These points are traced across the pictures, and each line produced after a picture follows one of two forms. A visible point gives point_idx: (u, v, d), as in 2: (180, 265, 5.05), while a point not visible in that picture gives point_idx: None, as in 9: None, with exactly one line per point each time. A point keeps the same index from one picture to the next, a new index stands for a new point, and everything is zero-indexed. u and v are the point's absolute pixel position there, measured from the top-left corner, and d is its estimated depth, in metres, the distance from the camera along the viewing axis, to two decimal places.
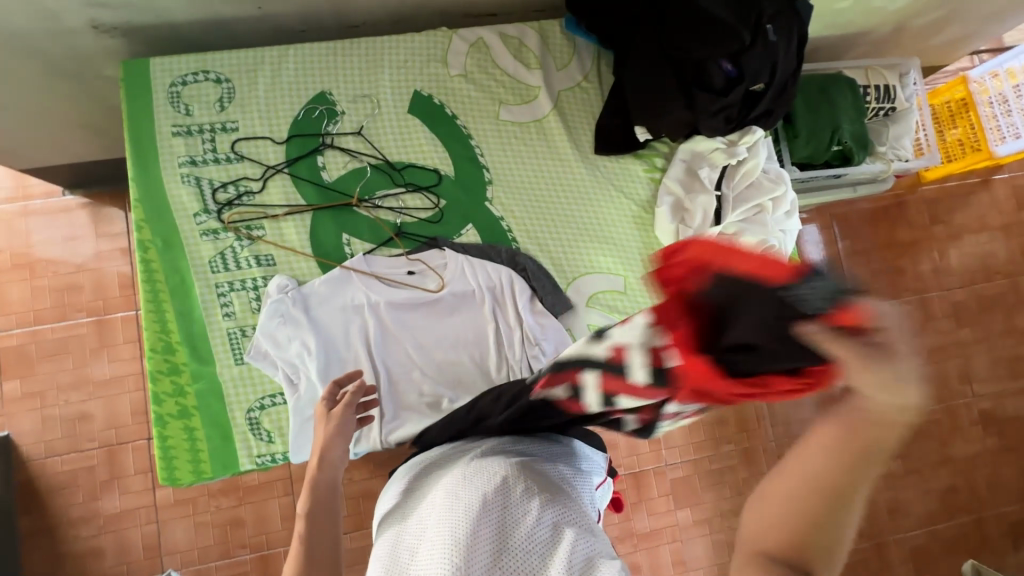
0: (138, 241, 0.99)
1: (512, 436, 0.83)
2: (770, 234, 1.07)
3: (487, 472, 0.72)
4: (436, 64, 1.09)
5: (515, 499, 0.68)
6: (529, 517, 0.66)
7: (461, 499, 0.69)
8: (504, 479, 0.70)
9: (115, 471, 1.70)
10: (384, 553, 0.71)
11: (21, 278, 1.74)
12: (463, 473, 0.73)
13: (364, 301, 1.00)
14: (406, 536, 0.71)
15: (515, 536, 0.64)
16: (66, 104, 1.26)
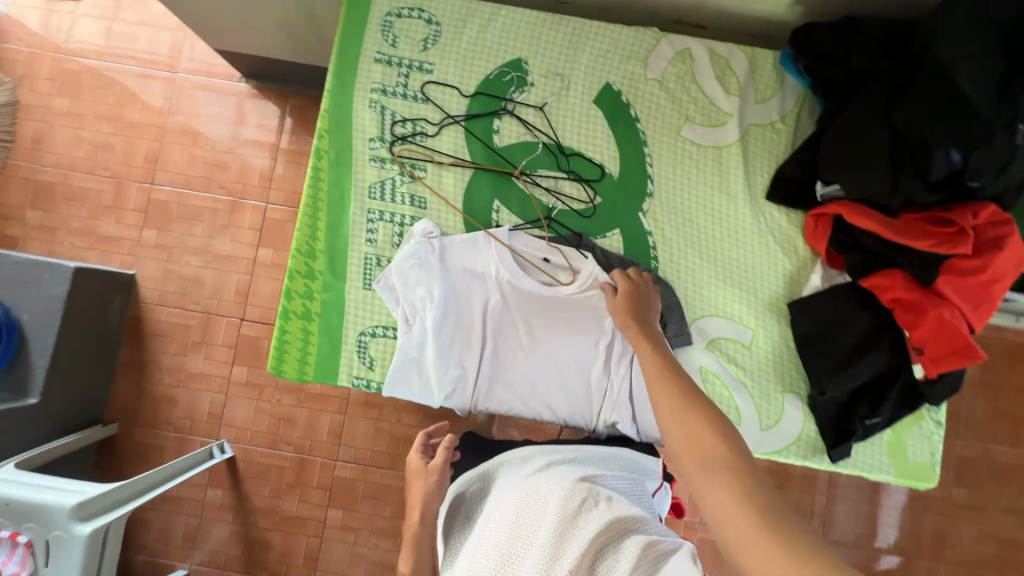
0: (315, 148, 1.05)
1: (564, 454, 0.90)
2: None
3: (542, 484, 0.79)
4: (635, 61, 1.07)
5: (573, 500, 0.74)
6: (588, 511, 0.72)
7: (526, 498, 0.76)
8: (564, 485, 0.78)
9: (206, 337, 1.86)
10: (464, 550, 0.75)
11: (184, 143, 1.92)
12: (524, 478, 0.81)
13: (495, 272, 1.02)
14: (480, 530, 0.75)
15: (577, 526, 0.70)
16: (280, 3, 1.36)
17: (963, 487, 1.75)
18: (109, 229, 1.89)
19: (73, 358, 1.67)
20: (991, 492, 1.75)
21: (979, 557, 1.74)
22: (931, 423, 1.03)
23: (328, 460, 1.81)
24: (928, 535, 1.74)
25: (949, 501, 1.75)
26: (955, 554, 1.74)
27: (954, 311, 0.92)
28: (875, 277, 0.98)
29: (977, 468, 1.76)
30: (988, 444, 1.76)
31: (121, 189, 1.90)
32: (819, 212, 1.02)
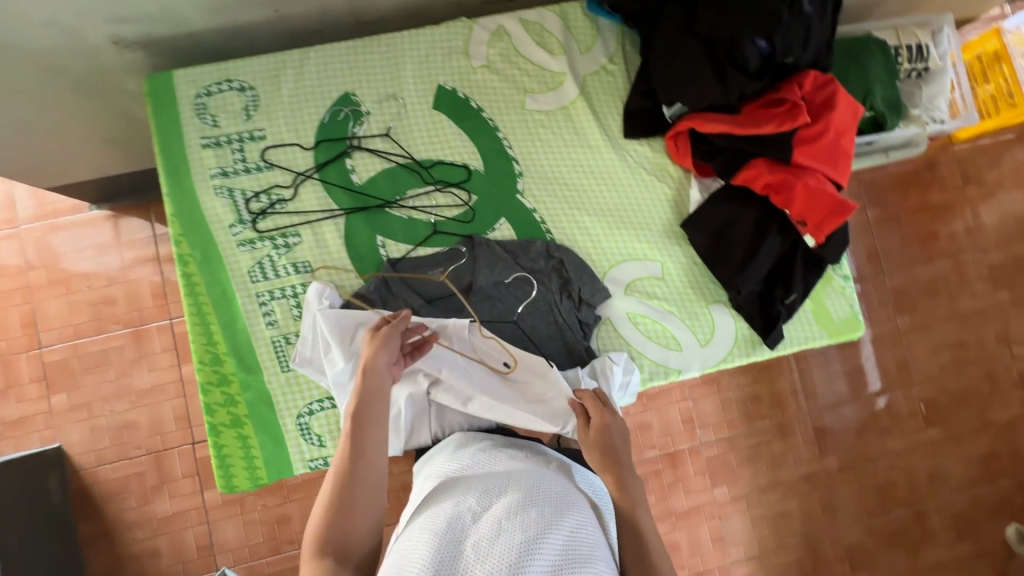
0: (178, 256, 1.00)
1: (567, 469, 0.89)
2: None
3: (557, 505, 0.75)
4: (457, 56, 1.07)
5: (578, 542, 0.71)
6: (587, 560, 0.68)
7: (542, 507, 0.73)
8: (579, 517, 0.75)
9: (164, 475, 1.75)
10: (436, 518, 0.72)
11: (58, 294, 1.78)
12: (543, 484, 0.79)
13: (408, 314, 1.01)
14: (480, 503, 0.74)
15: (574, 569, 0.66)
16: (89, 120, 1.27)
17: (904, 315, 1.90)
18: (14, 411, 1.73)
19: (28, 558, 1.54)
20: (928, 308, 1.91)
21: (940, 367, 1.90)
22: (840, 279, 1.11)
23: None
24: (892, 368, 1.89)
25: (898, 332, 1.90)
26: (919, 374, 1.89)
27: (816, 177, 1.00)
28: (742, 173, 1.02)
29: (908, 293, 1.91)
30: (910, 269, 1.91)
31: (9, 366, 1.75)
32: (674, 132, 1.06)
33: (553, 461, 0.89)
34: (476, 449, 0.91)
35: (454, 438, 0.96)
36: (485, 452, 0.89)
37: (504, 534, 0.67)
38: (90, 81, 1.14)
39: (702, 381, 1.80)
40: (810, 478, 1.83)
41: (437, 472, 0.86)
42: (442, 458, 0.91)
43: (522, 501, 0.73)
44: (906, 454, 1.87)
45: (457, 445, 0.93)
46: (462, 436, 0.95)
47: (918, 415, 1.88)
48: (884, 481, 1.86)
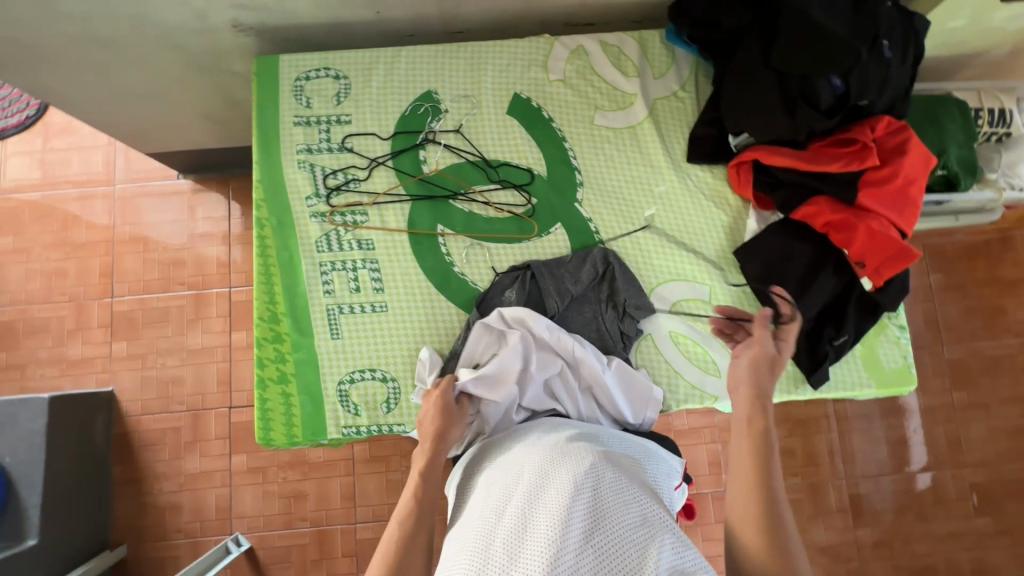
0: (257, 219, 1.09)
1: (587, 432, 0.90)
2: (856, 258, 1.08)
3: (574, 466, 0.75)
4: (537, 68, 1.14)
5: (606, 495, 0.72)
6: (618, 511, 0.70)
7: (558, 478, 0.74)
8: (598, 469, 0.75)
9: (198, 433, 1.84)
10: (476, 531, 0.72)
11: (135, 251, 1.93)
12: (556, 454, 0.79)
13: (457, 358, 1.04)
14: (500, 500, 0.75)
15: (608, 523, 0.68)
16: (197, 95, 1.41)
17: (961, 390, 1.80)
18: (78, 352, 1.87)
19: (66, 489, 1.64)
20: (989, 386, 1.80)
21: (997, 453, 1.77)
22: (895, 329, 1.08)
23: (347, 526, 1.78)
24: (943, 444, 1.78)
25: (953, 407, 1.79)
26: (973, 456, 1.77)
27: (880, 221, 0.99)
28: (803, 208, 1.03)
29: (968, 367, 1.81)
30: (972, 343, 1.82)
31: (82, 310, 1.90)
32: (738, 161, 1.08)
33: (569, 433, 0.88)
34: (500, 443, 0.90)
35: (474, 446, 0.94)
36: (503, 446, 0.88)
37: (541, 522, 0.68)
38: (207, 61, 1.28)
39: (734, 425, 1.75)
40: (841, 546, 1.72)
41: (462, 480, 0.87)
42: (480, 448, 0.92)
43: (537, 482, 0.74)
44: (950, 539, 1.74)
45: (477, 449, 0.92)
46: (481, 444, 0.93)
47: (968, 500, 1.75)
48: (923, 565, 1.72)
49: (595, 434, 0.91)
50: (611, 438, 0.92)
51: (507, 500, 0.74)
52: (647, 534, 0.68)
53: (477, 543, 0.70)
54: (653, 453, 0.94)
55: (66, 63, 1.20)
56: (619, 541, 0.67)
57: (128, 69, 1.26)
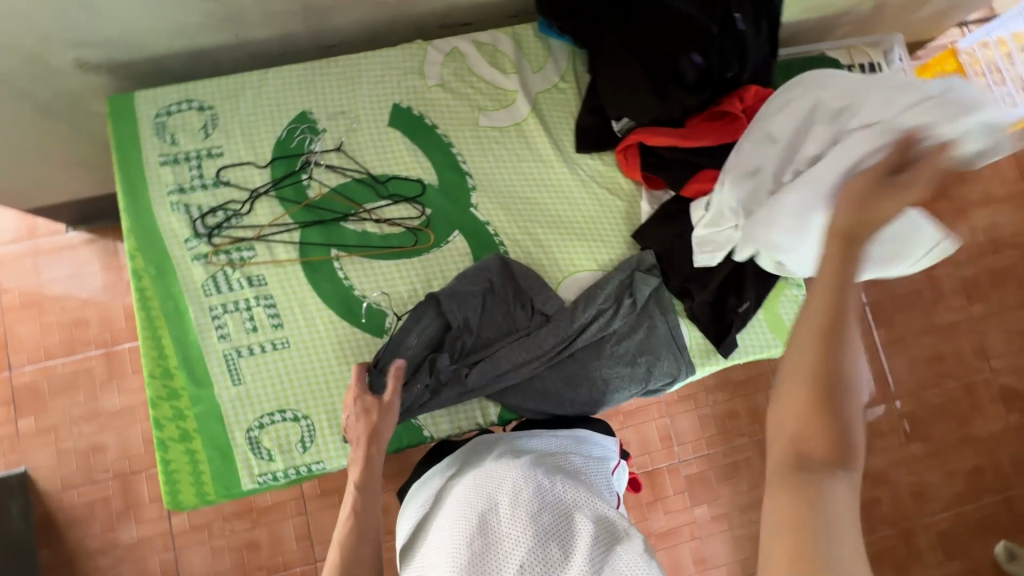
0: (132, 270, 1.01)
1: (517, 445, 0.95)
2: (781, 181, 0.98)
3: (508, 478, 0.82)
4: (413, 75, 1.11)
5: (540, 497, 0.79)
6: (555, 510, 0.77)
7: (480, 502, 0.79)
8: (518, 482, 0.81)
9: (131, 499, 1.72)
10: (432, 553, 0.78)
11: (29, 316, 1.78)
12: (476, 480, 0.84)
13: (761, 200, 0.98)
14: (432, 539, 0.81)
15: (544, 521, 0.76)
16: (60, 144, 1.30)
17: (879, 328, 1.91)
18: None
19: None
20: (903, 321, 1.92)
21: (917, 381, 1.89)
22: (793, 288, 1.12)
23: (308, 567, 1.71)
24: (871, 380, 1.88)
25: (874, 345, 1.90)
26: (898, 388, 1.88)
27: None
28: (690, 184, 1.06)
29: (882, 306, 1.92)
30: (882, 283, 1.93)
31: None
32: (623, 146, 1.09)
33: (495, 451, 0.92)
34: (428, 482, 0.93)
35: (414, 486, 0.97)
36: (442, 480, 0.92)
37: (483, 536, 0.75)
38: (60, 107, 1.18)
39: (678, 397, 1.79)
40: None
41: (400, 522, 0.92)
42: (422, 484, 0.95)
43: (461, 510, 0.80)
44: (887, 469, 1.85)
45: (419, 487, 0.95)
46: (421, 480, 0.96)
47: (899, 430, 1.87)
48: (867, 498, 1.82)
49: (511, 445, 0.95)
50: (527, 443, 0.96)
51: (438, 535, 0.80)
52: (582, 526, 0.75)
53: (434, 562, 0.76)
54: (581, 440, 1.00)
55: None
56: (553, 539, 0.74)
57: None
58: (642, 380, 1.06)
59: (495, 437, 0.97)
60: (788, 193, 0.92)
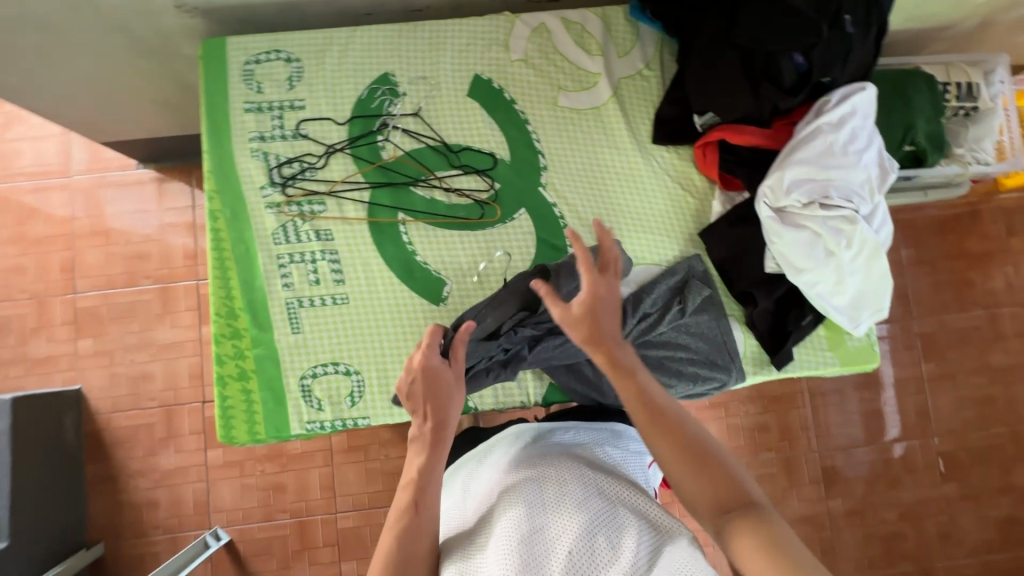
0: (209, 211, 1.05)
1: (550, 435, 0.89)
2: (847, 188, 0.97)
3: (538, 471, 0.77)
4: (497, 48, 1.10)
5: (571, 493, 0.73)
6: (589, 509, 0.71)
7: (513, 497, 0.74)
8: (557, 477, 0.75)
9: (172, 429, 1.81)
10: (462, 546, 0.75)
11: (97, 244, 1.87)
12: (511, 476, 0.79)
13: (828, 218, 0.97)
14: (462, 532, 0.78)
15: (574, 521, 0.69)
16: (147, 81, 1.35)
17: (930, 362, 1.83)
18: (42, 351, 1.82)
19: (37, 490, 1.61)
20: (957, 358, 1.84)
21: (963, 421, 1.82)
22: None
23: (328, 516, 1.78)
24: (913, 414, 1.82)
25: (922, 378, 1.83)
26: (941, 425, 1.82)
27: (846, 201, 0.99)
28: None
29: (937, 340, 1.84)
30: (940, 316, 1.85)
31: (43, 307, 1.84)
32: (703, 142, 1.06)
33: (530, 441, 0.88)
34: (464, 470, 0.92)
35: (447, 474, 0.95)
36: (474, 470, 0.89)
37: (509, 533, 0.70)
38: (153, 45, 1.22)
39: (710, 403, 1.77)
40: (814, 517, 1.77)
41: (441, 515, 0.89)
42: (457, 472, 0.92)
43: (495, 508, 0.75)
44: (917, 506, 1.79)
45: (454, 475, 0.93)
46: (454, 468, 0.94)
47: (935, 468, 1.81)
48: (892, 532, 1.78)
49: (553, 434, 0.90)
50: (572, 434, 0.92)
51: (468, 530, 0.77)
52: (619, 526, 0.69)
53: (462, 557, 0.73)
54: (620, 433, 0.95)
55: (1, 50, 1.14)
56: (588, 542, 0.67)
57: (70, 56, 1.19)
58: (690, 379, 1.04)
59: (534, 430, 0.92)
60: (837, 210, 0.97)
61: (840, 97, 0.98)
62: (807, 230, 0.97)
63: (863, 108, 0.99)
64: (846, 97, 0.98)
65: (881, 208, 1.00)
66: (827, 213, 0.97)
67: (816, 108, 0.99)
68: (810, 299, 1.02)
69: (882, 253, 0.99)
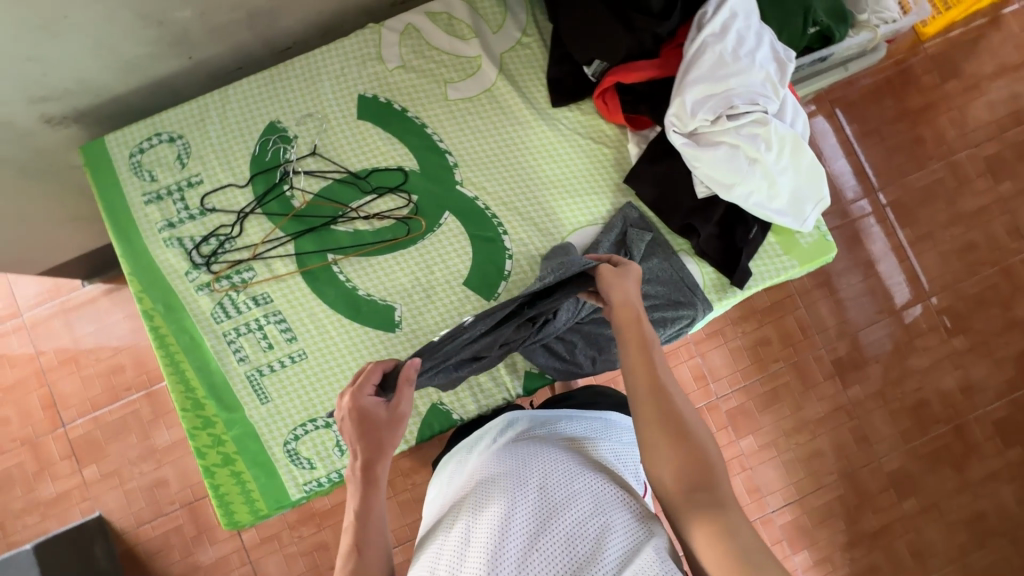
0: (143, 312, 1.03)
1: (540, 425, 0.88)
2: (751, 91, 0.95)
3: (521, 462, 0.75)
4: (372, 62, 1.08)
5: (552, 485, 0.71)
6: (565, 503, 0.69)
7: (496, 490, 0.72)
8: (541, 469, 0.73)
9: (201, 523, 1.80)
10: (435, 537, 0.74)
11: (70, 372, 1.85)
12: (494, 468, 0.76)
13: (739, 129, 0.96)
14: (440, 518, 0.77)
15: (550, 514, 0.68)
16: (52, 202, 1.32)
17: (904, 227, 1.83)
18: (52, 491, 1.81)
19: None
20: (928, 215, 1.83)
21: (952, 274, 1.82)
22: None
23: None
24: (902, 283, 1.82)
25: (901, 246, 1.83)
26: (932, 285, 1.82)
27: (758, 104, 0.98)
28: None
29: (904, 204, 1.83)
30: (900, 180, 1.84)
31: (39, 449, 1.82)
32: (601, 91, 1.04)
33: (519, 434, 0.87)
34: (451, 468, 0.91)
35: (440, 466, 0.95)
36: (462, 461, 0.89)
37: (483, 524, 0.68)
38: (42, 167, 1.19)
39: (705, 335, 1.77)
40: (837, 411, 1.78)
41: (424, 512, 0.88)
42: (445, 468, 0.92)
43: (476, 499, 0.73)
44: (932, 369, 1.80)
45: (442, 471, 0.92)
46: (445, 461, 0.94)
47: (940, 327, 1.81)
48: (916, 401, 1.79)
49: (555, 423, 0.88)
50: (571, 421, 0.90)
51: (445, 517, 0.76)
52: (599, 522, 0.67)
53: (434, 549, 0.72)
54: (611, 424, 0.92)
55: None
56: (563, 535, 0.66)
57: None
58: (659, 324, 1.03)
59: (526, 416, 0.92)
60: (746, 116, 0.95)
61: (716, 3, 0.96)
62: (724, 145, 0.96)
63: (742, 7, 0.97)
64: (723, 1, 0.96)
65: (790, 100, 0.99)
66: (737, 123, 0.95)
67: (696, 22, 0.97)
68: (751, 211, 1.00)
69: (804, 143, 0.97)
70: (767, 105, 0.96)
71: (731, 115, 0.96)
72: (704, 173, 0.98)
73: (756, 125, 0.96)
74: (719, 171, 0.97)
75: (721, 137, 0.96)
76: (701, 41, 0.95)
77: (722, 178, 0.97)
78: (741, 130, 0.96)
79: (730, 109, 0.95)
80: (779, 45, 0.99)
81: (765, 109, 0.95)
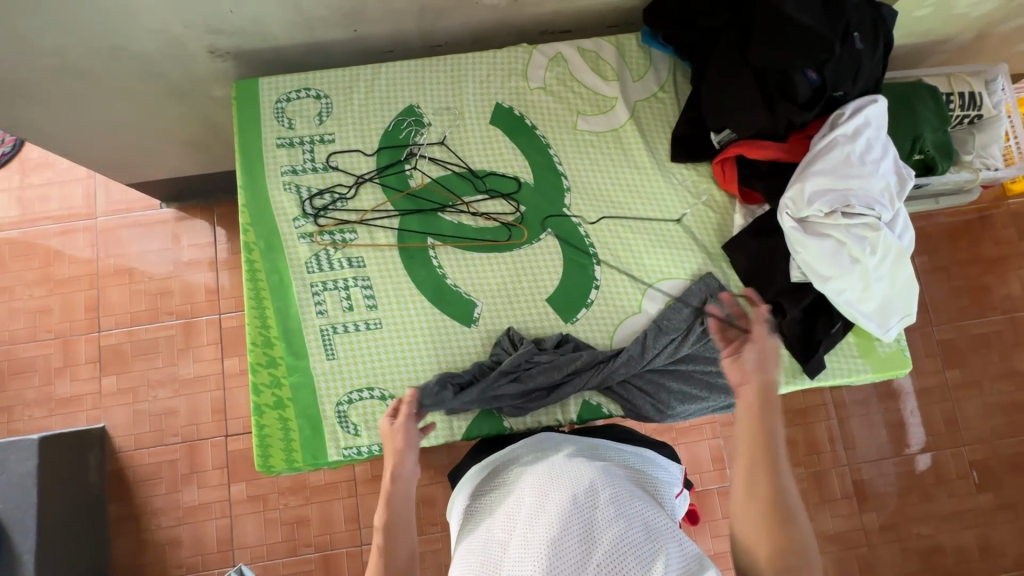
0: (245, 243, 1.08)
1: (585, 448, 0.89)
2: (868, 196, 0.99)
3: (572, 477, 0.77)
4: (517, 77, 1.15)
5: (607, 505, 0.72)
6: (620, 524, 0.70)
7: (551, 501, 0.73)
8: (596, 486, 0.74)
9: (195, 464, 1.78)
10: (486, 540, 0.75)
11: (120, 282, 1.89)
12: (547, 480, 0.77)
13: (848, 229, 0.99)
14: (489, 523, 0.78)
15: (604, 532, 0.69)
16: (176, 123, 1.39)
17: (954, 368, 1.82)
18: (68, 390, 1.82)
19: (61, 532, 1.58)
20: (980, 363, 1.82)
21: (991, 428, 1.79)
22: None
23: (353, 549, 1.73)
24: (940, 423, 1.79)
25: (947, 386, 1.81)
26: (970, 433, 1.79)
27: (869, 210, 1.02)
28: None
29: (959, 346, 1.83)
30: (960, 321, 1.84)
31: (68, 347, 1.84)
32: (722, 158, 1.09)
33: (564, 450, 0.88)
34: (493, 469, 0.90)
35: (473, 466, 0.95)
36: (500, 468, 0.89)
37: (539, 533, 0.69)
38: (185, 91, 1.27)
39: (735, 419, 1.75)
40: (850, 533, 1.72)
41: (462, 507, 0.87)
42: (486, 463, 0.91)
43: (532, 507, 0.74)
44: (953, 517, 1.75)
45: (475, 470, 0.92)
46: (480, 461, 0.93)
47: (969, 478, 1.77)
48: (930, 546, 1.73)
49: (603, 452, 0.90)
50: (620, 453, 0.92)
51: (496, 523, 0.77)
52: (653, 547, 0.68)
53: (484, 553, 0.73)
54: (655, 462, 0.94)
55: (44, 98, 1.19)
56: (618, 554, 0.67)
57: (105, 101, 1.24)
58: (721, 391, 1.05)
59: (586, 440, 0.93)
60: (857, 218, 0.99)
61: (854, 108, 1.01)
62: (830, 239, 0.99)
63: (877, 118, 1.02)
64: (860, 109, 1.01)
65: (902, 215, 1.02)
66: (849, 221, 0.99)
67: (830, 120, 1.02)
68: (839, 308, 1.03)
69: (907, 258, 1.00)
70: (879, 213, 0.99)
71: (844, 214, 0.99)
72: (804, 260, 1.01)
73: (865, 228, 0.99)
74: (820, 261, 0.99)
75: (829, 231, 0.99)
76: (833, 138, 1.00)
77: (821, 269, 1.00)
78: (850, 230, 0.99)
79: (845, 207, 0.99)
80: (901, 162, 1.04)
81: (877, 216, 0.99)
